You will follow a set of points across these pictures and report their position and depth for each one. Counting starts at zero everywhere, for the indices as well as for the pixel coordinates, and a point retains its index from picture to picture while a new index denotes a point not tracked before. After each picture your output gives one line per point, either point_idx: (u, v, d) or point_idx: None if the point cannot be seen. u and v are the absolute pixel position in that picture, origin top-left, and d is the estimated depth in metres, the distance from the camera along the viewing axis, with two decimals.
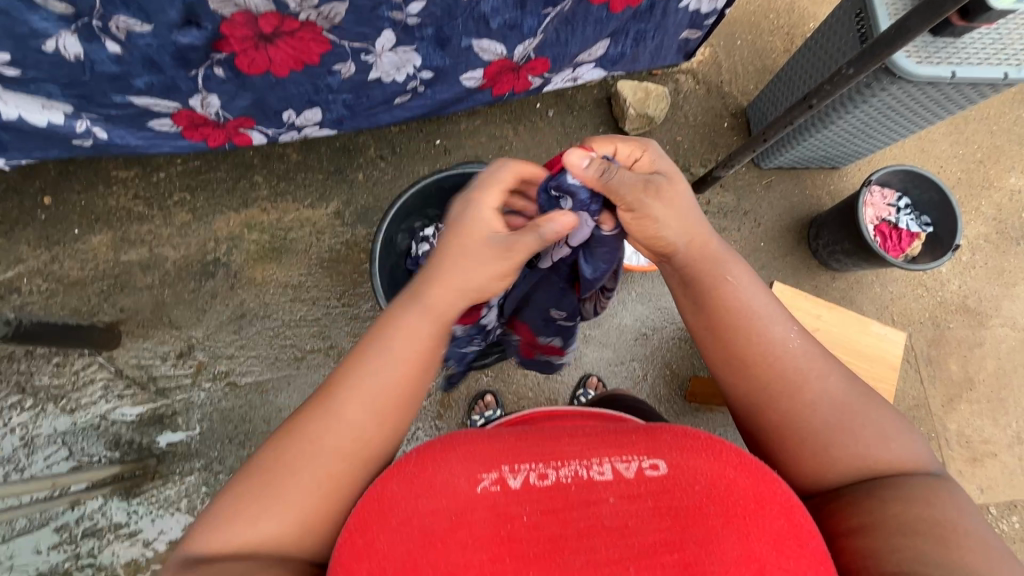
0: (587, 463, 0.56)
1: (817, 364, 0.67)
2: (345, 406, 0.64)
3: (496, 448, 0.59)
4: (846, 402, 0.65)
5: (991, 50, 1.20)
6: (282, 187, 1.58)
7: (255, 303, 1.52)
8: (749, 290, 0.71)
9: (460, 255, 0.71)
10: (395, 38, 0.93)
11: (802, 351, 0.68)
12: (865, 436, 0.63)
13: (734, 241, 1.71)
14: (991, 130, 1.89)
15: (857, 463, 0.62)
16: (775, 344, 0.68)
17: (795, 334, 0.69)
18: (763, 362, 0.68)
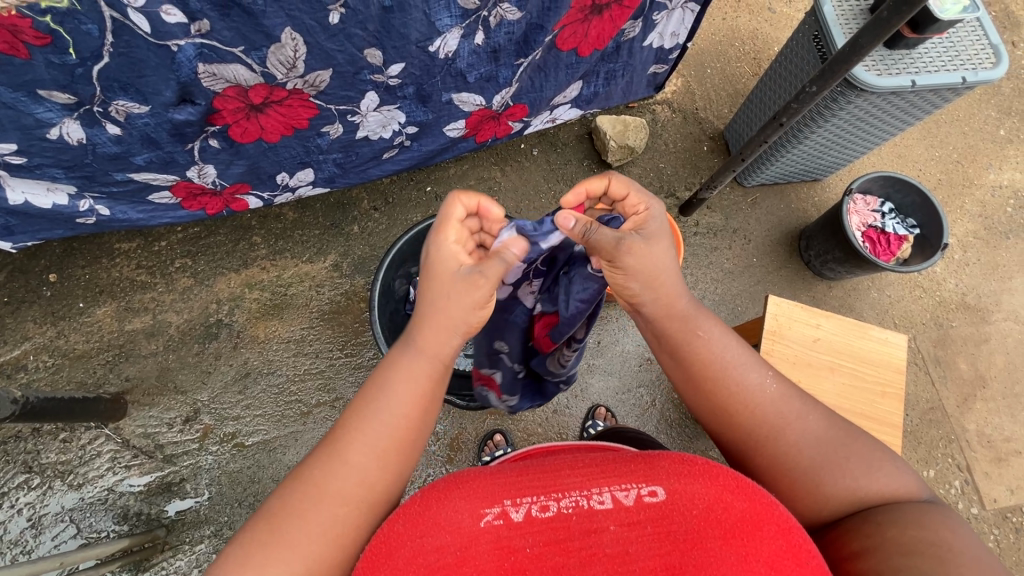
0: (586, 494, 0.57)
1: (793, 405, 0.70)
2: (358, 455, 0.65)
3: (497, 483, 0.60)
4: (826, 437, 0.68)
5: (945, 58, 1.26)
6: (280, 244, 1.62)
7: (259, 361, 1.53)
8: (719, 339, 0.75)
9: (441, 295, 0.72)
10: (379, 98, 0.98)
11: (780, 393, 0.71)
12: (853, 467, 0.66)
13: (727, 259, 1.73)
14: (963, 131, 1.95)
15: (849, 493, 0.65)
16: (754, 390, 0.71)
17: (768, 378, 0.72)
18: (747, 409, 0.70)
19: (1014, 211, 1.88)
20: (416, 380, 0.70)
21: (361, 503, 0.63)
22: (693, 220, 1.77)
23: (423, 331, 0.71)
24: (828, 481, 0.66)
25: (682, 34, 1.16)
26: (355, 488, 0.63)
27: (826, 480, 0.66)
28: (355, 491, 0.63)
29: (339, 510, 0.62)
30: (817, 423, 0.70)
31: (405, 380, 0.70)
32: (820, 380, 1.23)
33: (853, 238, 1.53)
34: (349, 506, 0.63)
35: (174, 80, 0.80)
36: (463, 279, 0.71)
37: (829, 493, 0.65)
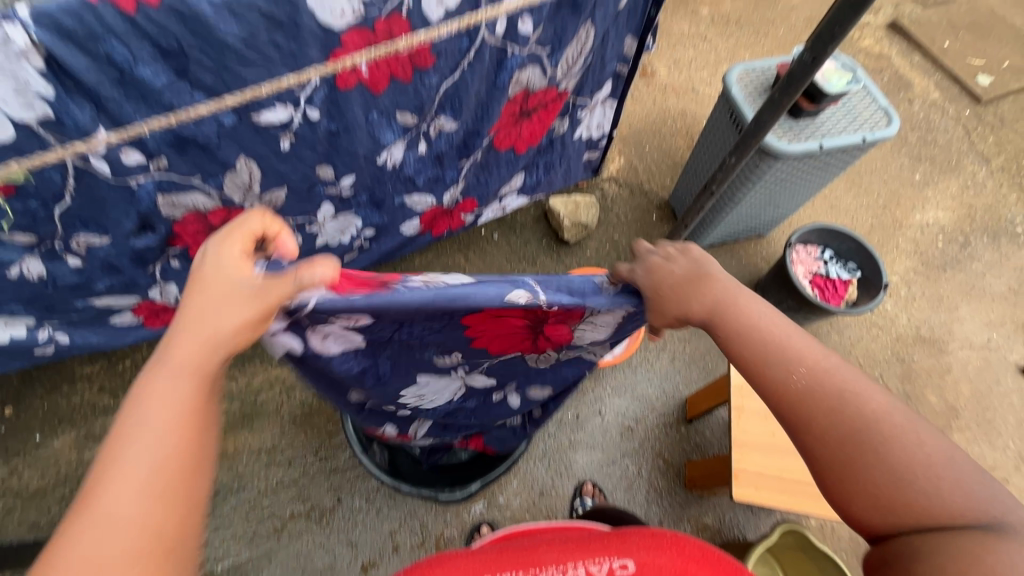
0: (563, 569, 0.56)
1: (837, 400, 0.65)
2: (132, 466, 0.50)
3: (474, 562, 0.57)
4: (882, 427, 0.62)
5: (845, 123, 1.42)
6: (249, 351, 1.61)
7: (228, 476, 1.47)
8: (764, 322, 0.70)
9: (205, 306, 0.55)
10: (334, 208, 1.05)
11: (824, 381, 0.66)
12: (903, 471, 0.60)
13: None
14: (883, 179, 2.14)
15: (894, 496, 0.60)
16: (793, 379, 0.67)
17: (812, 368, 0.67)
18: (787, 395, 0.67)
19: (944, 245, 2.03)
20: (198, 364, 0.54)
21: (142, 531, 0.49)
22: None
23: (178, 343, 0.54)
24: (872, 484, 0.61)
25: (607, 125, 1.28)
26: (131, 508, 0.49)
27: (868, 482, 0.61)
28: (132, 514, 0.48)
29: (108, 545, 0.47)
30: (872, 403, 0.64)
31: (186, 368, 0.54)
32: None
33: (802, 287, 1.62)
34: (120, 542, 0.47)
35: (134, 212, 0.84)
36: (240, 292, 0.55)
37: (869, 493, 0.61)
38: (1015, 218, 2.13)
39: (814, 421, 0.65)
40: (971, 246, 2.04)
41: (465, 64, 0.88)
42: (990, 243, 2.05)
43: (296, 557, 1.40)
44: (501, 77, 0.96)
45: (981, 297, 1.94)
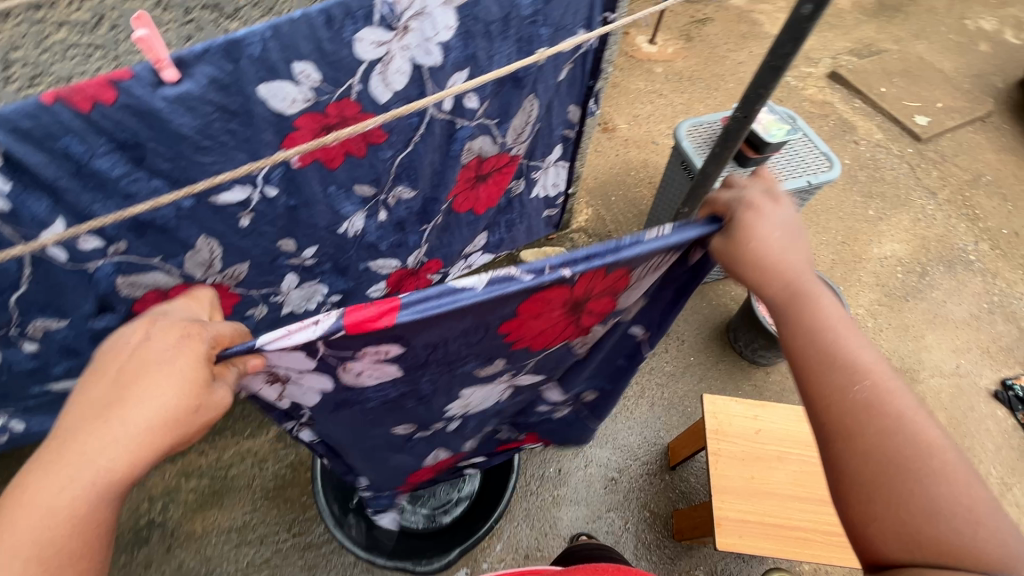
0: None
1: (896, 424, 0.57)
2: (49, 501, 0.50)
3: None
4: (929, 454, 0.55)
5: (789, 169, 1.50)
6: (220, 424, 1.57)
7: (195, 561, 1.39)
8: (830, 329, 0.61)
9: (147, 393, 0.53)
10: (298, 277, 1.06)
11: (885, 400, 0.58)
12: (940, 508, 0.53)
13: (666, 362, 1.80)
14: (838, 216, 2.24)
15: (921, 533, 0.53)
16: (850, 391, 0.58)
17: (875, 385, 0.58)
18: (844, 404, 0.59)
19: (903, 276, 2.10)
20: (139, 427, 0.52)
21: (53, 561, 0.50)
22: None
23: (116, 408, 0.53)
24: (902, 511, 0.54)
25: (561, 183, 1.35)
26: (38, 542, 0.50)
27: (896, 510, 0.55)
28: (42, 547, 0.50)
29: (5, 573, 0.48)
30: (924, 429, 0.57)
31: (125, 430, 0.52)
32: (772, 472, 1.23)
33: (769, 326, 1.65)
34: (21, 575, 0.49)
35: (93, 295, 0.85)
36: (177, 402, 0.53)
37: (895, 515, 0.55)
38: (967, 246, 2.23)
39: (858, 434, 0.57)
40: (929, 275, 2.12)
41: (417, 138, 0.93)
42: (946, 271, 2.14)
43: None
44: (453, 146, 1.02)
45: (944, 324, 1.99)
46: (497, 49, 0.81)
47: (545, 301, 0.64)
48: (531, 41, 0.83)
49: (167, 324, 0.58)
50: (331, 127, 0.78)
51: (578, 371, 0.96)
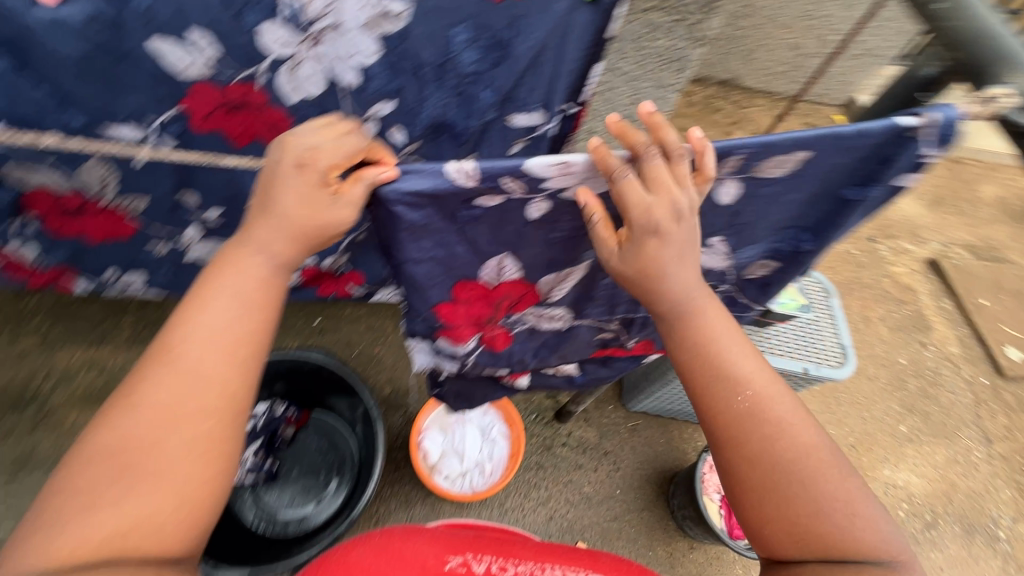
0: (540, 565, 0.77)
1: (769, 427, 0.68)
2: (258, 275, 0.64)
3: (461, 542, 0.79)
4: (810, 458, 0.67)
5: (796, 344, 1.24)
6: (144, 333, 1.59)
7: (48, 449, 1.42)
8: (715, 339, 0.71)
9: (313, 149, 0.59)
10: (202, 233, 1.05)
11: (761, 412, 0.68)
12: (818, 528, 0.64)
13: (589, 482, 1.61)
14: (862, 416, 1.94)
15: (803, 525, 0.64)
16: (729, 400, 0.69)
17: (756, 398, 0.69)
18: (731, 414, 0.69)
19: (904, 517, 1.77)
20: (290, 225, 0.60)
21: (200, 457, 0.59)
22: (565, 429, 1.69)
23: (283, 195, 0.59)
24: (792, 502, 0.65)
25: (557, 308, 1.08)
26: (112, 532, 0.54)
27: (790, 517, 0.65)
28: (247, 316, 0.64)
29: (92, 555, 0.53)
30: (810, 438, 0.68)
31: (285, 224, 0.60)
32: None
33: (704, 501, 1.44)
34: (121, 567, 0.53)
35: None
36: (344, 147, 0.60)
37: (784, 512, 0.65)
38: (1001, 519, 1.84)
39: (741, 444, 0.68)
40: (938, 531, 1.77)
41: None
42: (960, 536, 1.78)
43: None
44: None
45: None
46: (429, 92, 0.77)
47: (523, 90, 0.80)
48: (474, 99, 0.79)
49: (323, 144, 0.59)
50: (232, 106, 0.77)
51: (794, 192, 0.67)
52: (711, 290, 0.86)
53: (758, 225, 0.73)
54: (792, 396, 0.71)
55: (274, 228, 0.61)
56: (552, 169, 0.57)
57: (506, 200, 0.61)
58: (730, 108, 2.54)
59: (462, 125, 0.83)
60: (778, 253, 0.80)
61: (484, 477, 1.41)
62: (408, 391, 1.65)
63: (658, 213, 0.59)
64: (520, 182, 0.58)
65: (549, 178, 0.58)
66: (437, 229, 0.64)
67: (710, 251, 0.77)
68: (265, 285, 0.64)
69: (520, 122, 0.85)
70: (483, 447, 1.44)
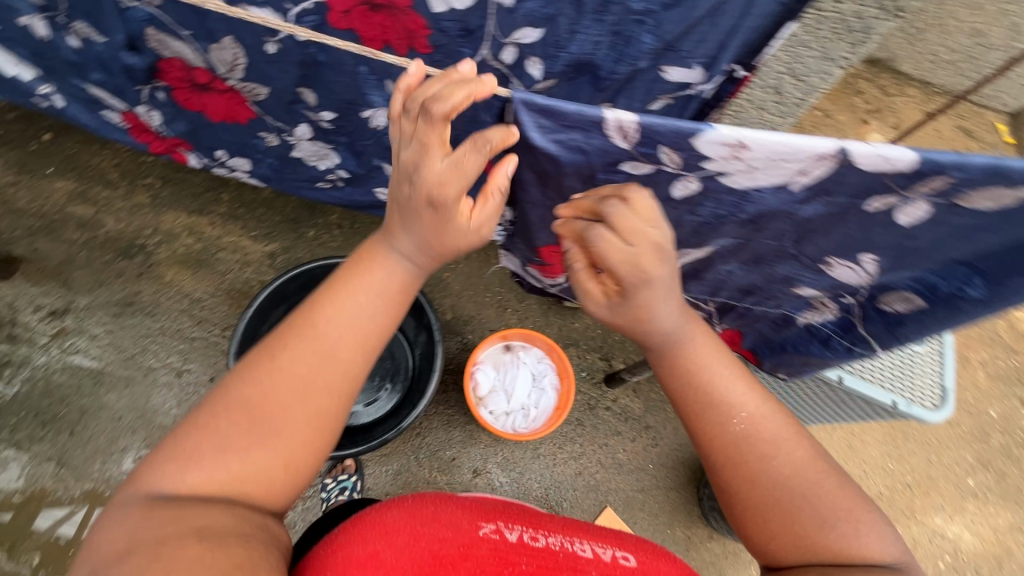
0: (568, 539, 0.72)
1: (767, 448, 0.69)
2: (387, 276, 0.70)
3: (487, 512, 0.76)
4: (803, 475, 0.68)
5: (888, 374, 1.13)
6: (239, 212, 1.69)
7: (148, 298, 1.58)
8: (704, 361, 0.74)
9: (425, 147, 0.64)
10: (311, 132, 1.05)
11: (757, 433, 0.70)
12: (824, 542, 0.66)
13: (624, 450, 1.63)
14: (930, 458, 1.80)
15: (802, 542, 0.67)
16: (726, 424, 0.71)
17: (751, 418, 0.71)
18: (735, 440, 0.70)
19: (940, 568, 1.69)
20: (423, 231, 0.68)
21: (314, 428, 0.64)
22: (612, 394, 1.68)
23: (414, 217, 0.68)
24: (795, 525, 0.67)
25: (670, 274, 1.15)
26: (229, 478, 0.59)
27: (793, 534, 0.67)
28: (375, 306, 0.69)
29: (216, 495, 0.58)
30: (800, 459, 0.70)
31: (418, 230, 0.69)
32: None
33: None
34: (234, 511, 0.58)
35: (126, 31, 0.90)
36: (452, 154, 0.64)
37: (792, 533, 0.67)
38: None
39: (737, 466, 0.70)
40: None
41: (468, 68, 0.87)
42: None
43: (146, 399, 1.47)
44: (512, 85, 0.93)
45: None
46: (583, 27, 0.79)
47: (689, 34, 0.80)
48: (632, 39, 0.81)
49: (444, 150, 0.64)
50: (371, 6, 0.78)
51: (993, 232, 0.65)
52: (839, 300, 0.89)
53: (930, 254, 0.73)
54: (788, 414, 0.73)
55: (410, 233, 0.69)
56: (720, 148, 0.64)
57: (655, 166, 0.73)
58: (875, 93, 2.04)
59: (609, 68, 0.86)
60: (931, 290, 0.78)
61: (526, 421, 1.43)
62: (468, 321, 1.69)
63: (642, 255, 0.69)
64: (673, 156, 0.70)
65: (713, 156, 0.67)
66: (580, 165, 0.77)
67: (853, 268, 0.81)
68: (395, 283, 0.71)
69: (676, 75, 0.88)
70: (531, 393, 1.45)
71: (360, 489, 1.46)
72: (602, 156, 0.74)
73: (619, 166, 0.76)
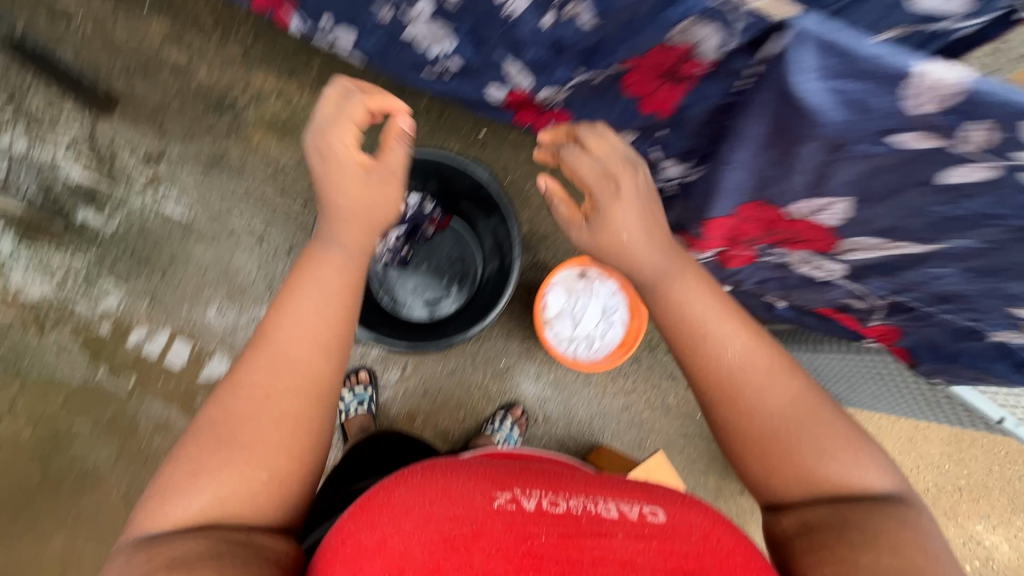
0: (592, 500, 0.66)
1: (759, 377, 0.79)
2: (330, 265, 0.80)
3: (500, 475, 0.70)
4: (789, 412, 0.77)
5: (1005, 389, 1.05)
6: (328, 81, 1.61)
7: (236, 158, 1.58)
8: (691, 311, 0.85)
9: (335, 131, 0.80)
10: (428, 12, 0.90)
11: (746, 369, 0.80)
12: (816, 472, 0.74)
13: (675, 395, 1.61)
14: (993, 469, 1.71)
15: (804, 481, 0.75)
16: (723, 354, 0.81)
17: (745, 349, 0.81)
18: (728, 382, 0.80)
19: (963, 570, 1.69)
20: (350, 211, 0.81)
21: (287, 428, 0.70)
22: None
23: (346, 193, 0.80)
24: (783, 461, 0.76)
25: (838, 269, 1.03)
26: (211, 501, 0.65)
27: (787, 463, 0.76)
28: (331, 304, 0.77)
29: (203, 522, 0.64)
30: (790, 398, 0.79)
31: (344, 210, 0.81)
32: None
33: None
34: (216, 535, 0.62)
35: None
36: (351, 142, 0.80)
37: (786, 466, 0.75)
38: None
39: (735, 400, 0.79)
40: None
41: None
42: None
43: (229, 257, 1.53)
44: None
45: None
46: None
47: None
48: None
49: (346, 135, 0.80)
50: None
51: None
52: None
53: None
54: (768, 347, 0.83)
55: (342, 217, 0.81)
56: None
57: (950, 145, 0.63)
58: None
59: None
60: None
61: (589, 350, 1.42)
62: (544, 239, 1.63)
63: (597, 177, 0.89)
64: (988, 135, 0.59)
65: None
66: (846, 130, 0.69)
67: None
68: (342, 273, 0.80)
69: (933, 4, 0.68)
70: (599, 324, 1.43)
71: (376, 399, 1.53)
72: (884, 121, 0.65)
73: (893, 137, 0.67)
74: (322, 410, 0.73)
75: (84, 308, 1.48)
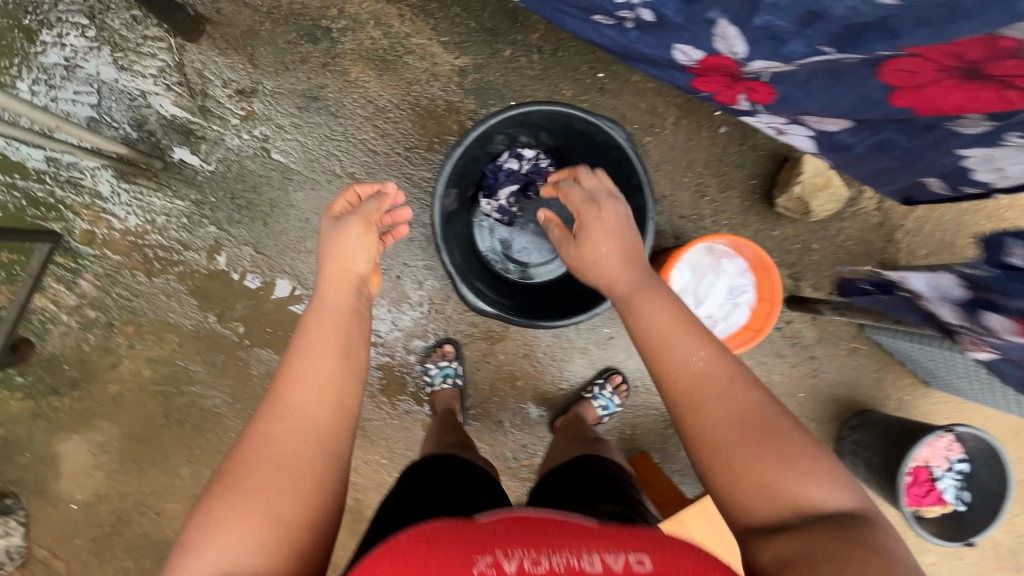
0: (578, 552, 0.47)
1: (719, 386, 0.75)
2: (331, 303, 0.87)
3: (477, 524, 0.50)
4: (755, 418, 0.72)
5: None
6: (431, 7, 1.44)
7: (334, 96, 1.45)
8: (653, 317, 0.83)
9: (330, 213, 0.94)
10: None
11: (710, 373, 0.76)
12: (781, 492, 0.67)
13: (779, 372, 1.59)
14: None
15: (769, 498, 0.67)
16: (687, 365, 0.77)
17: (709, 359, 0.77)
18: (688, 391, 0.75)
19: None
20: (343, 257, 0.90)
21: (286, 471, 0.71)
22: (786, 316, 1.58)
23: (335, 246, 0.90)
24: (748, 480, 0.69)
25: None
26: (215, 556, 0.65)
27: (759, 482, 0.68)
28: (328, 329, 0.82)
29: None
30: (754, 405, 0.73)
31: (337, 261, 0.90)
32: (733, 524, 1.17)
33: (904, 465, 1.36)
34: None
35: None
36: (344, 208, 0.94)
37: (751, 482, 0.68)
38: None
39: (697, 409, 0.74)
40: None
41: None
42: None
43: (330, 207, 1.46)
44: None
45: None
46: None
47: None
48: None
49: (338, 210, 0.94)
50: None
51: None
52: None
53: None
54: (730, 357, 0.78)
55: (332, 266, 0.89)
56: None
57: None
58: None
59: None
60: None
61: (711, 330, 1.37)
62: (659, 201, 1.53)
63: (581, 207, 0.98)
64: None
65: None
66: None
67: None
68: (343, 311, 0.86)
69: None
70: (723, 305, 1.37)
71: (461, 374, 1.49)
72: None
73: None
74: (317, 450, 0.74)
75: (190, 255, 1.45)
